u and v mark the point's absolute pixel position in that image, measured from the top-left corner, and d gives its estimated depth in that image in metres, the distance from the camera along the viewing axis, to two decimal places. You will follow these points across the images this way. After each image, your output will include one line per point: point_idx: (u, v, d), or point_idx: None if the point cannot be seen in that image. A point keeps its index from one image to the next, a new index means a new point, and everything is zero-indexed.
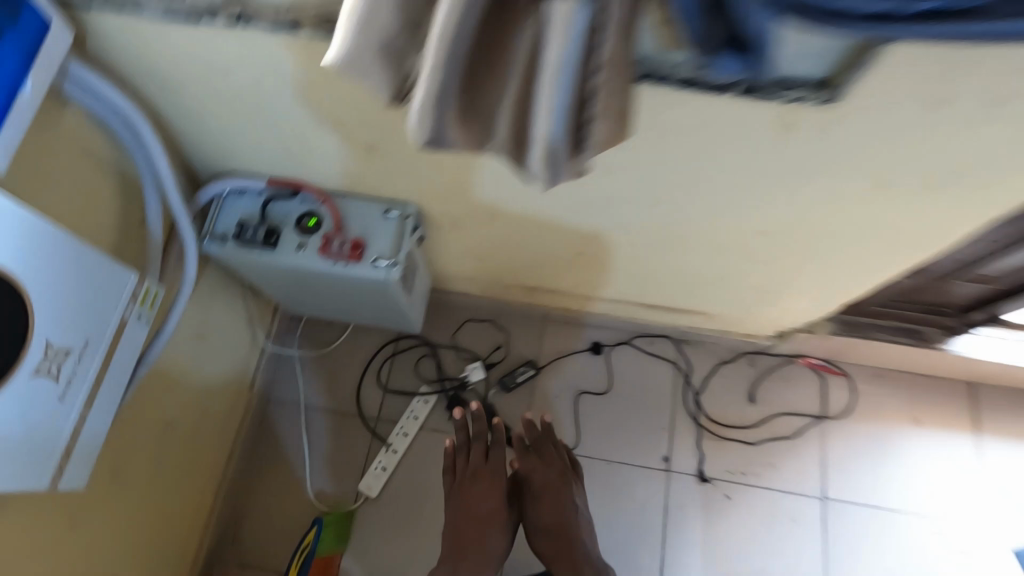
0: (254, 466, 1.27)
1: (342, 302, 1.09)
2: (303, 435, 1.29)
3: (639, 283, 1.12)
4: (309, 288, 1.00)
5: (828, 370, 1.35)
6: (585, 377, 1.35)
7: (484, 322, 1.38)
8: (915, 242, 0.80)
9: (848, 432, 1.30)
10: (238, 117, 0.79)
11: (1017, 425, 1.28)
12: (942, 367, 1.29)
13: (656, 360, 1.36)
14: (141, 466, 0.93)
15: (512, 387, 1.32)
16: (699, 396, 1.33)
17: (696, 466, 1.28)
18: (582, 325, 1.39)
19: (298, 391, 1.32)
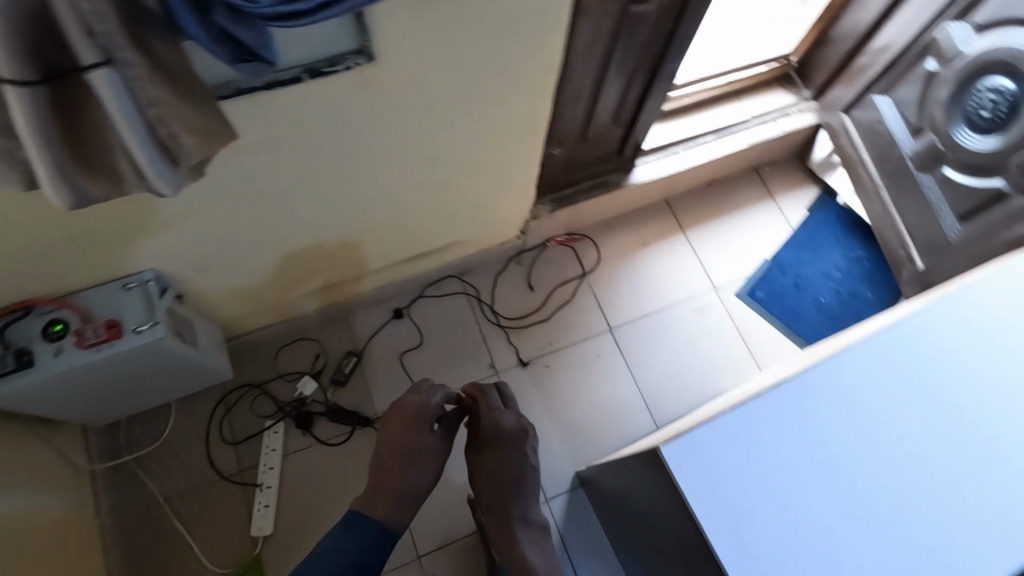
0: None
1: (133, 386, 1.14)
2: (176, 523, 1.32)
3: (390, 245, 1.32)
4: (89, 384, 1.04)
5: (574, 239, 1.68)
6: (401, 340, 1.54)
7: (296, 342, 1.50)
8: (526, 123, 1.08)
9: (606, 275, 1.64)
10: None
11: (704, 212, 1.73)
12: (641, 197, 1.68)
13: (449, 298, 1.59)
14: None
15: (344, 380, 1.47)
16: (494, 307, 1.59)
17: (515, 357, 1.54)
18: (380, 302, 1.57)
19: (152, 490, 1.35)
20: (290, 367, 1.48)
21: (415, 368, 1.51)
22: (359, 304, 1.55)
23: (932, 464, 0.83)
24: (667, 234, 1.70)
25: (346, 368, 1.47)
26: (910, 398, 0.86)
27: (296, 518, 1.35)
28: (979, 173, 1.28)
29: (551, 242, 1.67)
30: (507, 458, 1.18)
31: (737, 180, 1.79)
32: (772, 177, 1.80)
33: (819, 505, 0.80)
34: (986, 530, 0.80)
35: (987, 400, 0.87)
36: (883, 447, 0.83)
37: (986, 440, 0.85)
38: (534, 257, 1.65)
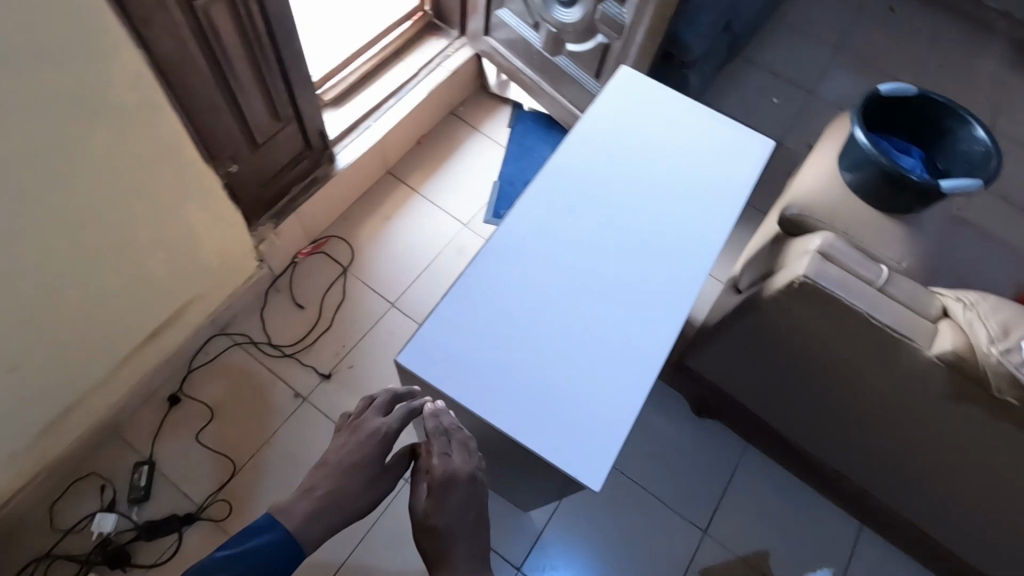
0: None
1: None
2: None
3: (111, 334, 1.20)
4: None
5: (321, 244, 1.69)
6: (191, 421, 1.42)
7: (69, 487, 1.32)
8: (165, 149, 1.05)
9: (367, 261, 1.68)
10: None
11: (426, 168, 1.86)
12: (362, 179, 1.73)
13: (223, 356, 1.50)
14: None
15: (145, 493, 1.32)
16: (273, 341, 1.54)
17: (316, 374, 1.51)
18: (149, 398, 1.43)
19: None
20: (76, 516, 1.30)
21: (220, 439, 1.41)
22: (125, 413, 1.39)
23: (619, 247, 0.95)
24: (404, 200, 1.79)
25: (140, 480, 1.32)
26: (582, 208, 0.97)
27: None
28: (583, 38, 1.50)
29: (300, 256, 1.65)
30: (462, 508, 0.76)
31: (440, 131, 1.94)
32: (468, 116, 1.97)
33: (549, 325, 0.87)
34: (679, 272, 0.93)
35: (635, 182, 1.02)
36: (575, 255, 0.93)
37: (648, 210, 0.99)
38: (290, 278, 1.63)
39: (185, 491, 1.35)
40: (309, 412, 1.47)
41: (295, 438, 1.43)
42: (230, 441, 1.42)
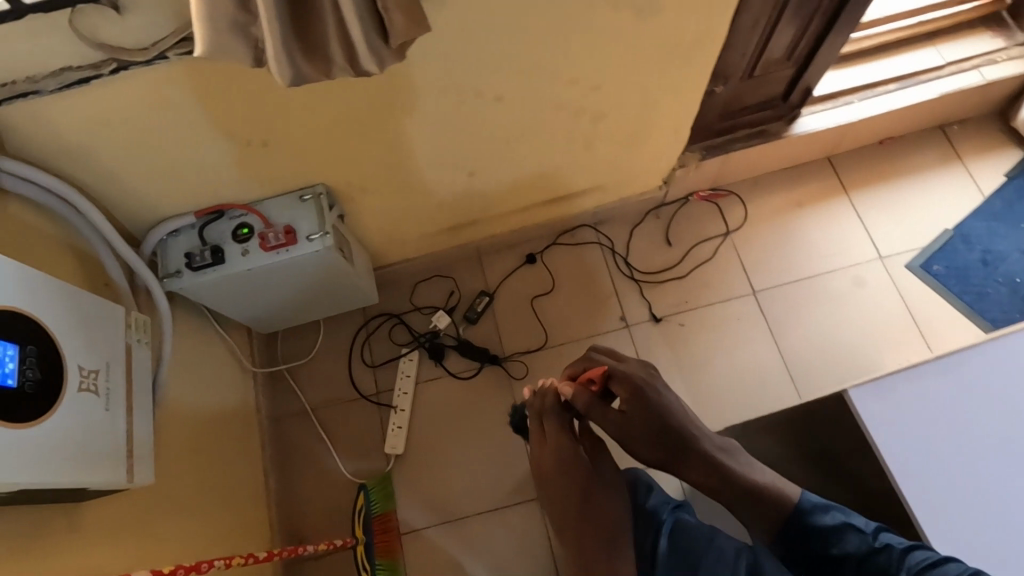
0: (287, 464, 1.71)
1: (289, 290, 1.44)
2: (320, 430, 1.76)
3: (465, 219, 1.72)
4: (218, 484, 1.41)
5: (566, 254, 1.92)
6: (533, 285, 1.89)
7: (434, 280, 1.91)
8: (661, 31, 1.19)
9: (629, 297, 1.86)
10: (251, 283, 1.33)
11: (777, 223, 1.90)
12: (630, 174, 1.72)
13: (578, 247, 1.92)
14: (221, 465, 1.44)
15: (476, 317, 1.84)
16: (554, 267, 1.90)
17: (649, 313, 1.83)
18: (513, 250, 1.93)
19: (300, 401, 1.79)
20: (388, 349, 1.85)
21: (545, 310, 1.86)
22: (436, 266, 1.91)
23: None
24: (711, 229, 1.92)
25: (403, 371, 1.80)
26: None
27: (376, 519, 1.60)
28: None
29: (546, 250, 1.93)
30: (640, 423, 1.18)
31: (813, 167, 1.95)
32: (850, 168, 1.94)
33: None
34: None
35: None
36: None
37: None
38: (545, 260, 1.92)
39: (513, 339, 1.83)
40: (626, 337, 1.81)
41: (592, 351, 1.80)
42: (552, 321, 1.84)
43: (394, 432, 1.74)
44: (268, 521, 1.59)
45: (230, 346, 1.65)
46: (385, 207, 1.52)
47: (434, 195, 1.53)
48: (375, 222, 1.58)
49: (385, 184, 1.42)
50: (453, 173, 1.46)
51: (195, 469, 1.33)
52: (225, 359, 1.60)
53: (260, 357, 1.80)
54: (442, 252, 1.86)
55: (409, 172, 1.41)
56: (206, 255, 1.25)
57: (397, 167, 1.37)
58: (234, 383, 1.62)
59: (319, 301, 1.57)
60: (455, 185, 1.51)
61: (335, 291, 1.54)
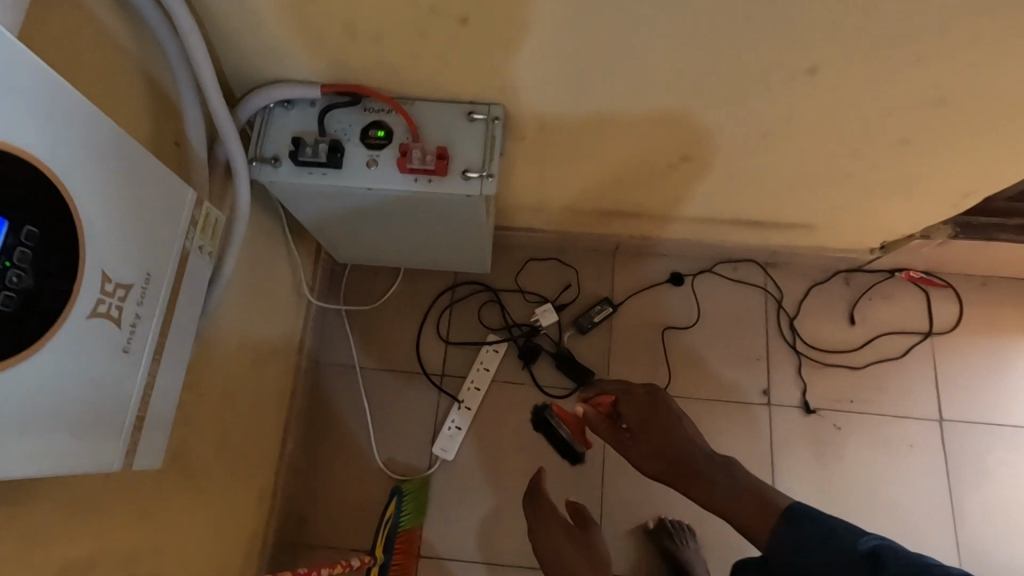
0: (316, 424, 1.39)
1: (399, 226, 1.08)
2: (363, 397, 1.42)
3: (629, 209, 1.32)
4: (231, 437, 1.08)
5: (720, 290, 1.52)
6: (668, 313, 1.50)
7: (552, 264, 1.53)
8: None
9: (780, 369, 1.46)
10: (362, 204, 0.97)
11: (997, 345, 1.47)
12: (854, 221, 1.31)
13: (737, 285, 1.52)
14: (241, 413, 1.11)
15: (590, 327, 1.46)
16: (700, 300, 1.51)
17: (799, 399, 1.44)
18: (656, 261, 1.54)
19: (350, 353, 1.45)
20: (472, 328, 1.48)
21: (673, 349, 1.47)
22: (560, 248, 1.52)
23: None
24: (909, 323, 1.49)
25: (482, 362, 1.44)
26: None
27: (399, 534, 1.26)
28: None
29: (697, 276, 1.52)
30: (661, 437, 1.13)
31: None
32: None
33: None
34: None
35: None
36: None
37: None
38: (692, 288, 1.52)
39: (625, 370, 1.46)
40: (762, 418, 1.42)
41: (716, 419, 1.43)
42: (677, 365, 1.46)
43: (451, 432, 1.39)
44: (270, 489, 1.26)
45: (295, 266, 1.30)
46: (551, 162, 1.13)
47: (617, 169, 1.14)
48: (527, 176, 1.19)
49: (572, 134, 1.03)
50: (659, 149, 1.07)
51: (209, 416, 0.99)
52: (285, 280, 1.25)
53: (322, 286, 1.45)
54: (576, 236, 1.47)
55: (610, 129, 1.01)
56: (320, 151, 0.88)
57: (600, 118, 0.98)
58: (286, 311, 1.27)
59: (425, 249, 1.20)
60: (651, 164, 1.12)
61: (452, 245, 1.16)
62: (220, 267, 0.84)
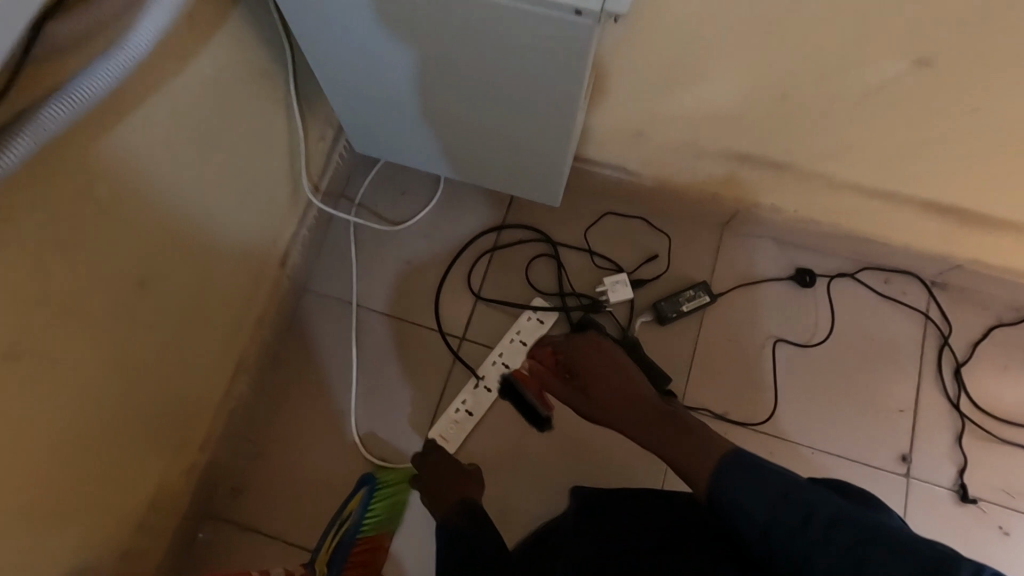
0: (283, 367, 1.02)
1: (450, 77, 0.74)
2: (352, 344, 1.04)
3: (776, 157, 0.90)
4: (137, 355, 0.71)
5: (861, 306, 1.09)
6: (785, 321, 1.08)
7: (637, 223, 1.12)
8: None
9: (931, 432, 1.03)
10: (404, 16, 0.64)
11: None
12: None
13: (887, 304, 1.09)
14: (161, 322, 0.74)
15: (674, 317, 1.06)
16: (832, 314, 1.08)
17: (953, 478, 1.01)
18: (779, 249, 1.11)
19: (346, 283, 1.08)
20: (514, 285, 1.09)
21: (783, 372, 1.06)
22: (652, 205, 1.12)
23: None
24: None
25: (518, 332, 1.04)
26: None
27: (360, 543, 0.89)
28: None
29: (833, 280, 1.09)
30: (621, 401, 0.87)
31: None
32: None
33: None
34: None
35: None
36: None
37: None
38: (824, 294, 1.09)
39: (712, 385, 1.06)
40: (895, 494, 1.00)
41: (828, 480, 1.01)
42: (785, 395, 1.06)
43: (457, 418, 1.01)
44: (198, 443, 0.90)
45: (296, 143, 0.94)
46: (694, 45, 0.72)
47: (794, 75, 0.73)
48: (646, 66, 0.79)
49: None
50: (886, 42, 0.65)
51: (98, 311, 0.63)
52: (277, 153, 0.89)
53: (329, 187, 1.08)
54: (680, 190, 1.06)
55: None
56: None
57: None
58: (267, 201, 0.90)
59: (473, 133, 0.86)
60: (856, 73, 0.70)
61: (518, 130, 0.82)
62: (127, 36, 0.47)
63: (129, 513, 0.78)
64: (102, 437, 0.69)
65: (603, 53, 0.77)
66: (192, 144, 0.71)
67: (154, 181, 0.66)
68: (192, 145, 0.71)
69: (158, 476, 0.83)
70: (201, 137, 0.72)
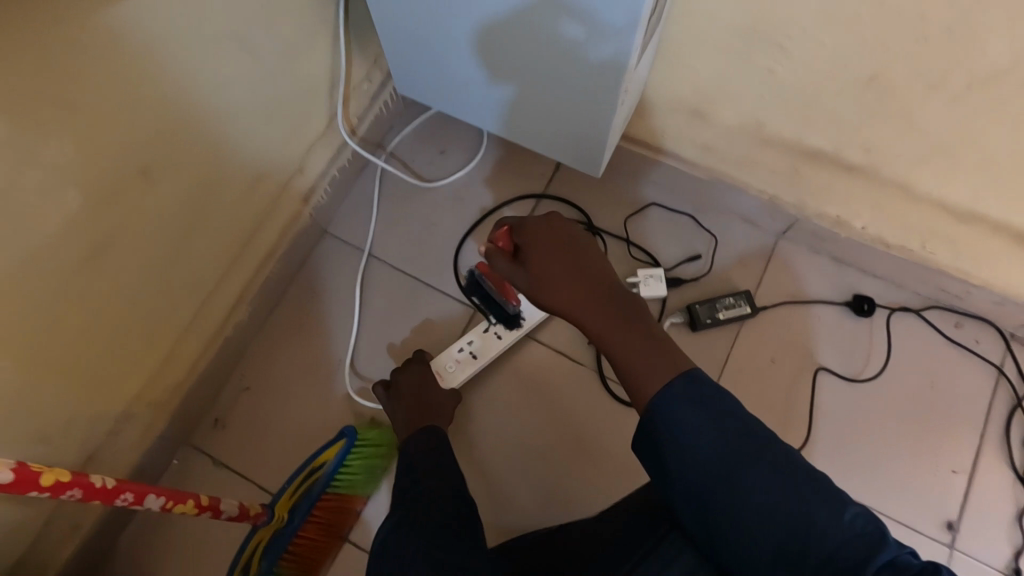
0: (288, 305, 0.98)
1: (491, 8, 0.68)
2: (362, 294, 1.00)
3: (849, 157, 0.81)
4: (129, 247, 0.68)
5: (924, 347, 0.97)
6: (832, 349, 0.97)
7: (682, 218, 1.04)
8: None
9: (988, 502, 0.90)
10: None
11: None
12: None
13: (953, 349, 0.97)
14: (157, 220, 0.71)
15: (709, 323, 0.96)
16: (888, 350, 0.97)
17: (1006, 559, 0.87)
18: (836, 270, 1.01)
19: (367, 233, 1.03)
20: None
21: (822, 404, 0.95)
22: (702, 202, 1.03)
23: None
24: None
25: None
26: None
27: (330, 499, 0.83)
28: None
29: (894, 313, 0.98)
30: (580, 296, 0.59)
31: None
32: None
33: None
34: None
35: None
36: None
37: None
38: (881, 327, 0.98)
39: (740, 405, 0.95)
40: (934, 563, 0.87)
41: None
42: (821, 429, 0.94)
43: (460, 358, 0.92)
44: (187, 364, 0.86)
45: (337, 73, 0.90)
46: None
47: (886, 52, 0.64)
48: (717, 27, 0.71)
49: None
50: (1005, 16, 0.55)
51: (90, 187, 0.60)
52: (313, 78, 0.86)
53: (366, 134, 1.02)
54: (735, 187, 0.97)
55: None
56: None
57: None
58: (293, 125, 0.87)
59: (516, 83, 0.80)
60: (961, 56, 0.61)
61: (562, 81, 0.75)
62: None
63: (99, 419, 0.75)
64: (82, 325, 0.66)
65: (670, 7, 0.70)
66: (224, 38, 0.68)
67: (178, 63, 0.63)
68: (224, 39, 0.68)
69: (137, 386, 0.80)
70: (233, 33, 0.69)
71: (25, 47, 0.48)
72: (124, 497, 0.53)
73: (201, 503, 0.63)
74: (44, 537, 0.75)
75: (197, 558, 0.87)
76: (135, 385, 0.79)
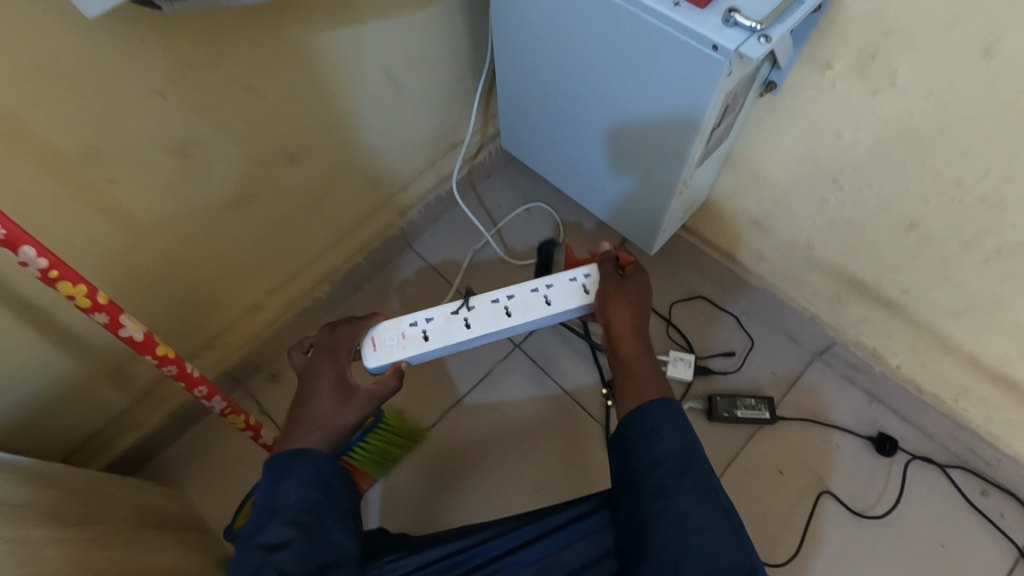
0: (360, 298, 1.14)
1: (589, 102, 0.83)
2: (423, 305, 1.13)
3: (888, 294, 0.86)
4: (259, 209, 0.86)
5: (942, 504, 0.95)
6: (842, 477, 0.98)
7: (726, 315, 1.10)
8: None
9: None
10: (571, 30, 0.75)
11: None
12: None
13: (973, 516, 0.94)
14: (287, 196, 0.89)
15: (725, 416, 1.00)
16: (901, 497, 0.96)
17: None
18: (865, 404, 1.03)
19: (441, 254, 1.17)
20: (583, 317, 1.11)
21: (819, 527, 0.95)
22: (749, 306, 1.09)
23: None
24: None
25: (549, 286, 0.77)
26: None
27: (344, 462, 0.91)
28: None
29: (916, 462, 0.98)
30: (626, 327, 0.72)
31: None
32: None
33: None
34: None
35: None
36: None
37: None
38: (899, 470, 0.98)
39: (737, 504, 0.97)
40: None
41: None
42: (812, 553, 0.94)
43: (406, 332, 0.75)
44: (266, 319, 1.01)
45: (458, 120, 1.08)
46: (835, 138, 0.74)
47: (926, 205, 0.72)
48: (783, 153, 0.82)
49: (907, 90, 0.64)
50: None
51: (250, 156, 0.78)
52: (438, 118, 1.04)
53: (467, 174, 1.18)
54: (780, 299, 1.04)
55: (975, 106, 0.61)
56: None
57: (978, 69, 0.58)
58: (411, 152, 1.04)
59: (591, 166, 0.95)
60: (994, 221, 0.67)
61: (644, 170, 0.86)
62: None
63: (189, 335, 0.91)
64: (204, 255, 0.83)
65: (742, 127, 0.83)
66: (378, 73, 0.86)
67: (344, 84, 0.82)
68: (381, 75, 0.87)
69: (224, 323, 0.96)
70: (390, 72, 0.88)
71: (250, 48, 0.67)
72: (199, 389, 0.71)
73: (247, 422, 0.82)
74: (117, 419, 0.91)
75: (220, 485, 0.99)
76: (223, 321, 0.96)
